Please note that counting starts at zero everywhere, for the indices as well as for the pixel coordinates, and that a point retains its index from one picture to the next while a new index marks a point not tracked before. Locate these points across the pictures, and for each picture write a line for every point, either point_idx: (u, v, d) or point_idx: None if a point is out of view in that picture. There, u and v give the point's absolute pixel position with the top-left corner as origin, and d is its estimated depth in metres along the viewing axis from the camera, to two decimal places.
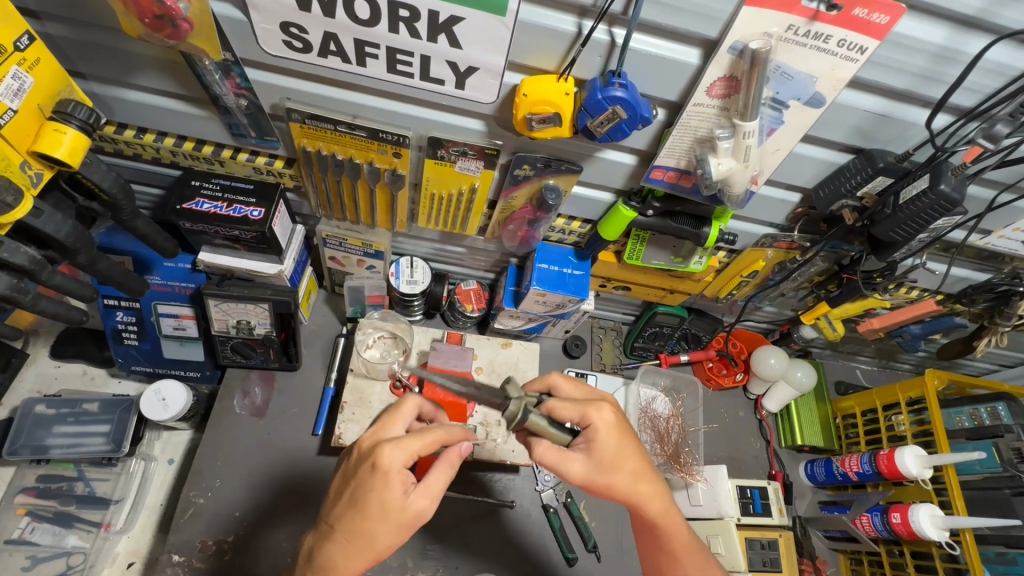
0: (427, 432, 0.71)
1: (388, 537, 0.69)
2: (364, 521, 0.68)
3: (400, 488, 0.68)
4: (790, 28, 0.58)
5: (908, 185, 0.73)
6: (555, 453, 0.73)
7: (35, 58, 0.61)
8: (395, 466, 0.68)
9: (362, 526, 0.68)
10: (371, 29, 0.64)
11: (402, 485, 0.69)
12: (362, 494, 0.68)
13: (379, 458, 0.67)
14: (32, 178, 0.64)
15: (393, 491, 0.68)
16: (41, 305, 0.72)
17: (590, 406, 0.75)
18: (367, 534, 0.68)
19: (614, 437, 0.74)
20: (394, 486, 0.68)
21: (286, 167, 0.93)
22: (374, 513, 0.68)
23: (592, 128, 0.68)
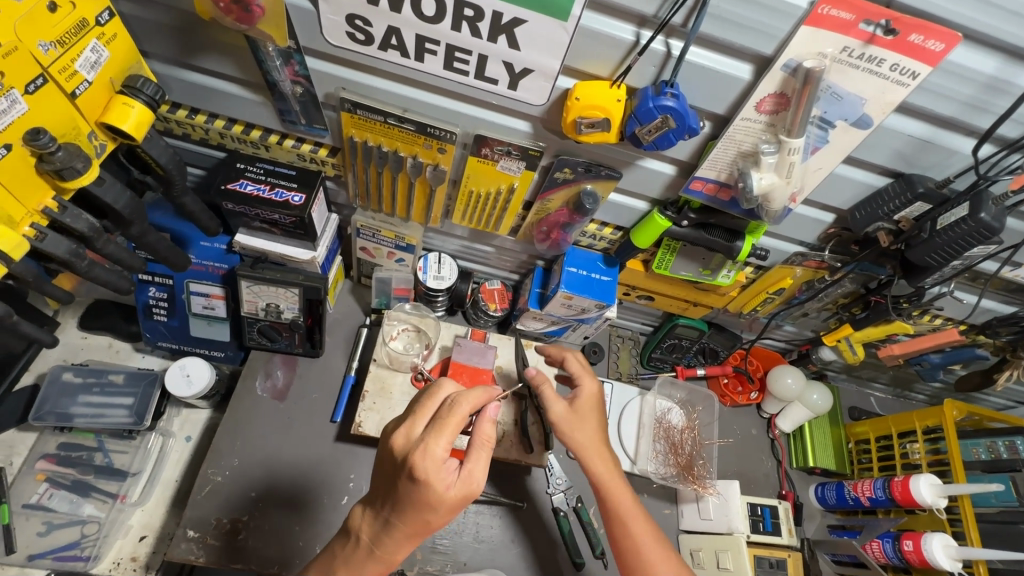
0: (458, 415, 0.73)
1: (442, 519, 0.75)
2: (420, 512, 0.74)
3: (448, 480, 0.72)
4: (845, 50, 0.60)
5: (946, 212, 0.75)
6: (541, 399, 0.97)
7: (113, 34, 0.63)
8: (439, 460, 0.71)
9: (418, 517, 0.74)
10: (434, 27, 0.67)
11: (449, 476, 0.72)
12: (413, 494, 0.72)
13: (427, 462, 0.70)
14: (97, 148, 0.66)
15: (444, 485, 0.72)
16: (93, 273, 0.74)
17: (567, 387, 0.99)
18: (426, 519, 0.74)
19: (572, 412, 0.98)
20: (443, 481, 0.72)
21: (330, 156, 0.95)
22: (426, 507, 0.73)
23: (640, 135, 0.70)
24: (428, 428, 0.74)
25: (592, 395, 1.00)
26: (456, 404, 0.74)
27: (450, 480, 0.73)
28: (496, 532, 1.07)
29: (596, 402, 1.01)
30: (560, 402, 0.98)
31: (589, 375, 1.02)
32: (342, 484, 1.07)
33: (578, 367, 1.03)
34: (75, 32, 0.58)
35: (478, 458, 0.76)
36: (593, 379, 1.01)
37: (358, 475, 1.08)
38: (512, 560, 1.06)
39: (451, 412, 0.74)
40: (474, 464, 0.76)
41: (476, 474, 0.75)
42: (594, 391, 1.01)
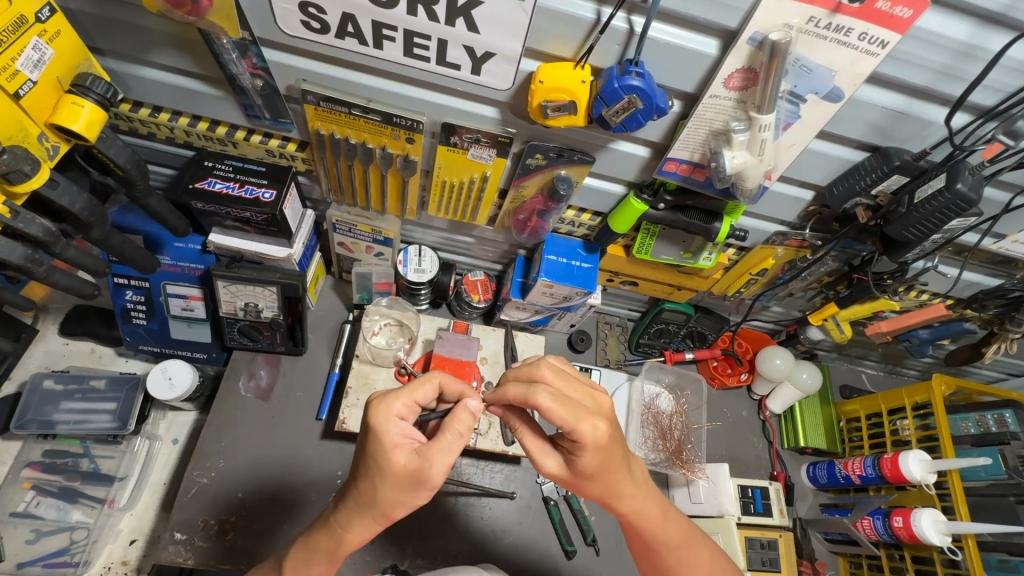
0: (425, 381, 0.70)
1: (390, 495, 0.64)
2: (368, 474, 0.64)
3: (398, 439, 0.64)
4: (811, 20, 0.58)
5: (924, 184, 0.73)
6: (537, 444, 0.74)
7: (56, 30, 0.61)
8: (393, 415, 0.65)
9: (367, 481, 0.64)
10: (389, 12, 0.64)
11: (401, 436, 0.64)
12: (363, 445, 0.65)
13: (379, 408, 0.65)
14: (49, 150, 0.65)
15: (390, 441, 0.63)
16: (55, 278, 0.72)
17: (581, 420, 0.66)
18: (373, 492, 0.64)
19: (599, 455, 0.68)
20: (390, 437, 0.63)
21: (299, 151, 0.93)
22: (373, 466, 0.64)
23: (607, 117, 0.68)
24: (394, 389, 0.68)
25: (593, 448, 0.67)
26: (428, 372, 0.72)
27: (401, 440, 0.64)
28: (486, 524, 1.07)
29: (602, 454, 0.68)
30: (553, 459, 0.73)
31: (588, 421, 0.66)
32: (329, 481, 1.06)
33: (563, 417, 0.66)
34: (13, 29, 0.56)
35: (447, 441, 0.65)
36: (595, 427, 0.66)
37: (345, 472, 1.07)
38: (503, 550, 1.05)
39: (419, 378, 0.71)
40: (440, 446, 0.64)
41: (437, 457, 0.63)
42: (598, 441, 0.66)
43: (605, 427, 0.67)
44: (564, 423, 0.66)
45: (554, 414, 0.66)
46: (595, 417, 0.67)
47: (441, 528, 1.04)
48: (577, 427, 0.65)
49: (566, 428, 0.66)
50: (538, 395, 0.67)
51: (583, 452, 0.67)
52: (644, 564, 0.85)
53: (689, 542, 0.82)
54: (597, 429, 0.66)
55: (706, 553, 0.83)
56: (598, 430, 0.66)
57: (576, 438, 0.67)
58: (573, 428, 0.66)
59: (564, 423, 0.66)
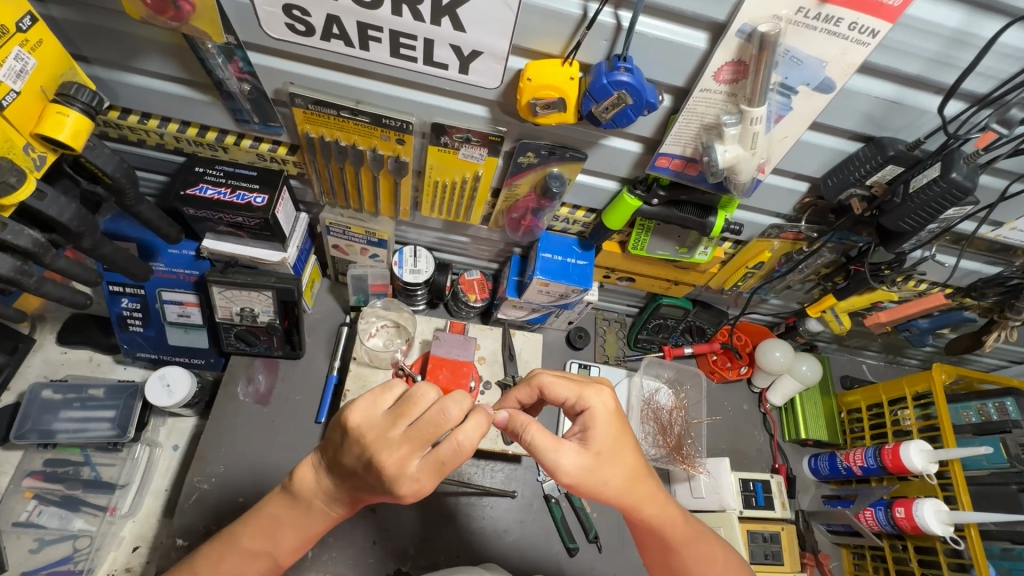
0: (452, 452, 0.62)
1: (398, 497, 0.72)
2: (414, 473, 0.62)
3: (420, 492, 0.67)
4: (800, 11, 0.57)
5: (919, 174, 0.72)
6: (551, 437, 0.70)
7: (38, 40, 0.61)
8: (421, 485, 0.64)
9: (413, 477, 0.63)
10: (374, 12, 0.64)
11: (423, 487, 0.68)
12: (419, 446, 0.62)
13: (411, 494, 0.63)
14: (35, 161, 0.64)
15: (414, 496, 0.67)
16: (46, 289, 0.72)
17: (588, 388, 0.74)
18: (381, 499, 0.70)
19: (613, 427, 0.73)
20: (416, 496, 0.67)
21: (289, 154, 0.92)
22: (429, 468, 0.63)
23: (597, 114, 0.68)
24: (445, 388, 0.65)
25: (604, 415, 0.73)
26: (445, 410, 0.62)
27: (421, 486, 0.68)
28: (488, 523, 1.07)
29: (615, 423, 0.73)
30: (570, 451, 0.70)
31: (592, 389, 0.74)
32: None
33: (569, 388, 0.75)
34: None
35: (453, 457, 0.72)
36: (600, 392, 0.74)
37: None
38: (505, 549, 1.05)
39: (436, 423, 0.62)
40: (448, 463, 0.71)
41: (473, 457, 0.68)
42: (607, 408, 0.73)
43: (610, 395, 0.75)
44: (570, 394, 0.75)
45: (560, 386, 0.75)
46: (598, 386, 0.75)
47: (442, 528, 1.04)
48: (583, 394, 0.74)
49: (574, 399, 0.74)
50: (541, 376, 0.77)
51: (595, 421, 0.72)
52: (659, 568, 0.83)
53: (704, 539, 0.82)
54: (603, 394, 0.74)
55: (720, 550, 0.82)
56: (604, 396, 0.74)
57: (584, 407, 0.74)
58: (580, 396, 0.74)
59: (572, 395, 0.74)
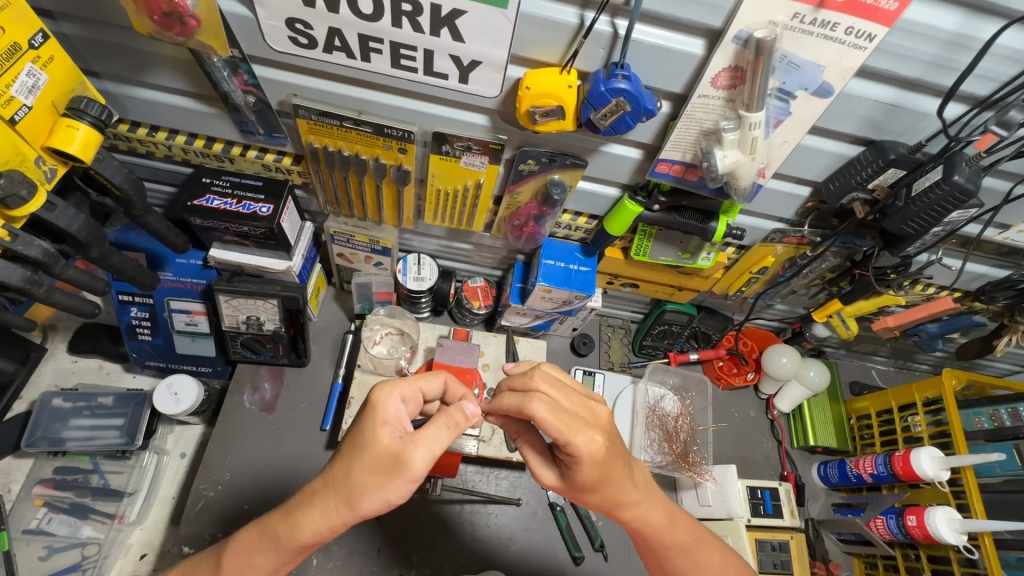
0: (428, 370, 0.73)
1: (367, 474, 0.63)
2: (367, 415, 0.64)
3: (392, 414, 0.65)
4: (796, 17, 0.58)
5: (921, 177, 0.72)
6: (538, 457, 0.76)
7: (49, 56, 0.62)
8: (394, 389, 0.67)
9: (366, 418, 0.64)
10: (374, 24, 0.65)
11: (396, 413, 0.65)
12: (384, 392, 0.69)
13: (383, 380, 0.67)
14: (46, 173, 0.66)
15: (384, 417, 0.64)
16: (56, 299, 0.73)
17: (577, 432, 0.65)
18: (348, 462, 0.63)
19: (599, 467, 0.67)
20: (386, 411, 0.64)
21: (294, 164, 0.94)
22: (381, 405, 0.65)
23: (596, 121, 0.68)
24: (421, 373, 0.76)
25: (591, 460, 0.66)
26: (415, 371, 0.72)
27: (393, 417, 0.65)
28: (492, 532, 1.06)
29: (599, 467, 0.67)
30: (552, 471, 0.75)
31: (582, 434, 0.65)
32: None
33: (558, 429, 0.65)
34: (6, 57, 0.58)
35: (437, 428, 0.65)
36: (591, 440, 0.65)
37: None
38: (510, 558, 1.05)
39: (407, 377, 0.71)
40: (431, 428, 0.65)
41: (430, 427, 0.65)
42: (593, 454, 0.65)
43: (601, 440, 0.66)
44: (557, 431, 0.65)
45: (550, 423, 0.65)
46: (590, 430, 0.66)
47: (447, 535, 1.04)
48: (572, 441, 0.65)
49: (562, 441, 0.65)
50: (533, 406, 0.66)
51: (580, 465, 0.67)
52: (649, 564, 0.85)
53: (698, 548, 0.80)
54: (593, 440, 0.65)
55: (716, 552, 0.82)
56: (595, 439, 0.65)
57: (571, 450, 0.66)
58: (567, 440, 0.65)
59: (561, 435, 0.65)
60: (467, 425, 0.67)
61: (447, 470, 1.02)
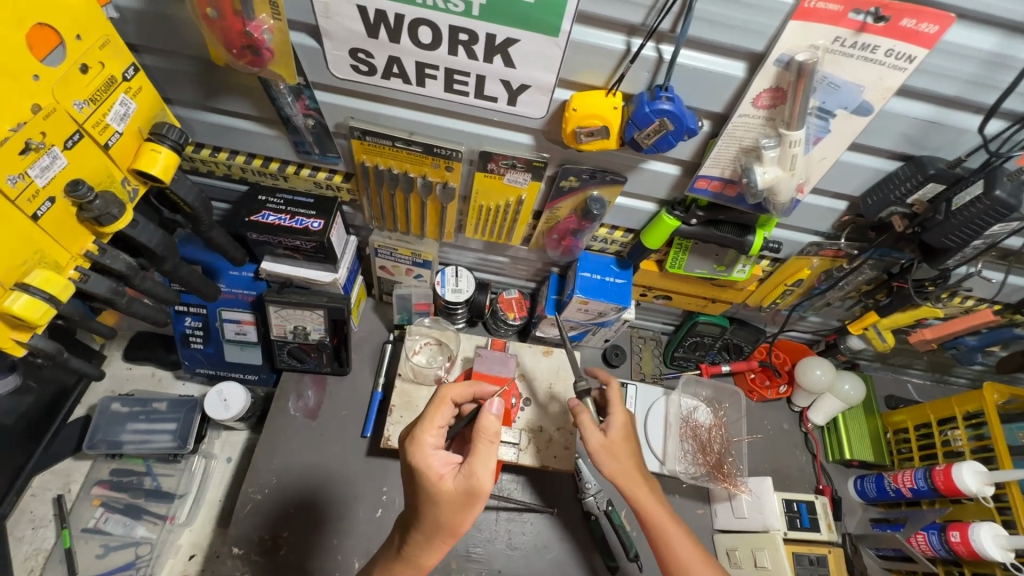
0: (442, 406, 0.78)
1: (450, 517, 0.73)
2: (427, 504, 0.74)
3: (441, 470, 0.74)
4: (837, 40, 0.60)
5: (961, 191, 0.73)
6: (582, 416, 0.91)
7: (138, 87, 0.68)
8: (430, 449, 0.75)
9: (428, 512, 0.74)
10: (431, 53, 0.69)
11: (443, 466, 0.75)
12: (412, 476, 0.76)
13: (415, 450, 0.75)
14: (130, 193, 0.71)
15: (435, 474, 0.74)
16: (132, 308, 0.79)
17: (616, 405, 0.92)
18: (434, 519, 0.74)
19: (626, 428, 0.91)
20: (434, 470, 0.74)
21: (344, 182, 0.99)
22: (427, 496, 0.74)
23: (640, 140, 0.71)
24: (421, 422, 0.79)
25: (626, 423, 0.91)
26: (423, 438, 0.76)
27: (444, 470, 0.75)
28: (529, 539, 1.08)
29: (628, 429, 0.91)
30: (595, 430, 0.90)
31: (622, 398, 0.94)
32: (375, 497, 1.10)
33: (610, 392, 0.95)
34: (103, 89, 0.63)
35: (481, 452, 0.73)
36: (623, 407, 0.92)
37: (390, 487, 1.11)
38: (546, 566, 1.06)
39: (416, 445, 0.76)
40: (476, 458, 0.73)
41: (479, 468, 0.72)
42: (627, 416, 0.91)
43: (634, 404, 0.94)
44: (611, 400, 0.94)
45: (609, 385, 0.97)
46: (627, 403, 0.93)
47: (486, 540, 1.07)
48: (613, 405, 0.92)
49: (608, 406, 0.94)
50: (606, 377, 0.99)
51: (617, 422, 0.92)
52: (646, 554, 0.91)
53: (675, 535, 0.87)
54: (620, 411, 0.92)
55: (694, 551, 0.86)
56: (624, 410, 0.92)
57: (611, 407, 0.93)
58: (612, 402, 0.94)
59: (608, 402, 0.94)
60: (502, 427, 0.74)
61: None
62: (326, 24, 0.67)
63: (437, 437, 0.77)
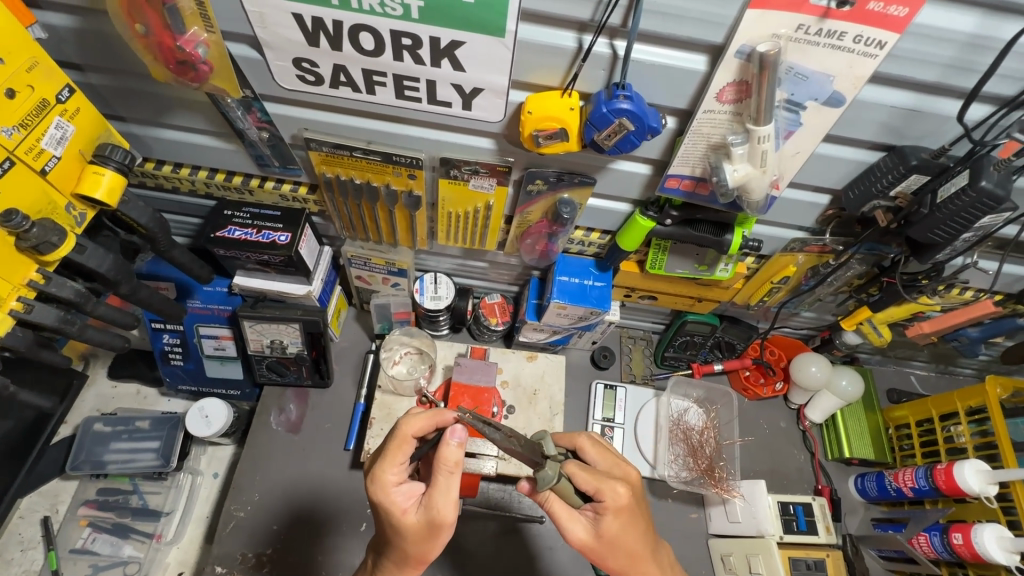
0: (403, 442, 0.73)
1: (417, 546, 0.73)
2: (395, 536, 0.73)
3: (404, 504, 0.72)
4: (800, 28, 0.56)
5: (946, 182, 0.69)
6: (561, 509, 0.73)
7: (76, 109, 0.66)
8: (391, 486, 0.72)
9: (395, 542, 0.74)
10: (376, 59, 0.66)
11: (406, 500, 0.72)
12: (378, 511, 0.74)
13: (375, 487, 0.72)
14: (76, 218, 0.70)
15: (398, 509, 0.72)
16: (89, 334, 0.77)
17: (604, 481, 0.72)
18: (402, 547, 0.74)
19: (621, 516, 0.72)
20: (397, 505, 0.72)
21: (310, 193, 0.96)
22: (394, 529, 0.72)
23: (600, 141, 0.68)
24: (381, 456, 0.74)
25: (616, 510, 0.72)
26: (382, 475, 0.72)
27: (408, 503, 0.72)
28: (516, 551, 1.06)
29: (623, 518, 0.72)
30: (579, 524, 0.73)
31: (609, 484, 0.72)
32: (359, 511, 1.09)
33: (586, 480, 0.72)
34: (35, 113, 0.62)
35: (440, 484, 0.69)
36: (616, 486, 0.72)
37: None
38: None
39: (377, 483, 0.72)
40: (435, 490, 0.69)
41: (438, 501, 0.69)
42: (619, 501, 0.72)
43: (625, 491, 0.72)
44: (588, 487, 0.72)
45: (590, 452, 0.82)
46: (615, 479, 0.73)
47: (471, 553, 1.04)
48: (600, 488, 0.72)
49: (591, 490, 0.73)
50: (581, 439, 0.83)
51: (607, 512, 0.72)
52: None
53: None
54: (615, 489, 0.72)
55: None
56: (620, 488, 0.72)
57: (599, 494, 0.72)
58: (596, 490, 0.72)
59: (591, 487, 0.72)
60: (463, 458, 0.69)
61: (468, 491, 0.98)
62: (264, 34, 0.64)
63: (399, 472, 0.73)
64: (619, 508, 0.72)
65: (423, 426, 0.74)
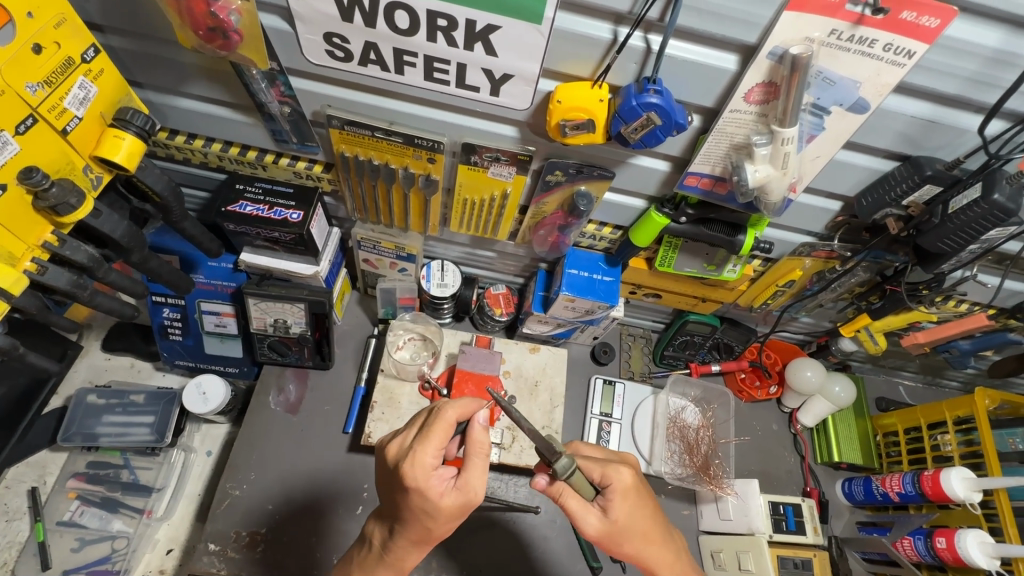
0: (443, 425, 0.71)
1: (444, 526, 0.73)
2: (420, 518, 0.72)
3: (441, 487, 0.70)
4: (833, 33, 0.57)
5: (959, 193, 0.71)
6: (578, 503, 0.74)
7: (100, 69, 0.65)
8: (429, 469, 0.70)
9: (419, 523, 0.72)
10: (409, 39, 0.66)
11: (442, 483, 0.71)
12: (410, 498, 0.71)
13: (416, 470, 0.69)
14: (92, 181, 0.68)
15: (433, 493, 0.70)
16: (98, 301, 0.76)
17: (608, 466, 0.77)
18: (428, 529, 0.73)
19: (630, 498, 0.76)
20: (434, 489, 0.70)
21: (324, 172, 0.95)
22: (425, 512, 0.71)
23: (626, 134, 0.68)
24: (417, 438, 0.72)
25: (624, 492, 0.76)
26: (422, 459, 0.70)
27: (443, 487, 0.71)
28: (512, 539, 1.06)
29: (630, 499, 0.76)
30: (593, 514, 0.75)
31: (614, 468, 0.77)
32: (355, 494, 1.08)
33: (593, 466, 0.78)
34: (59, 71, 0.60)
35: (476, 464, 0.71)
36: (621, 469, 0.76)
37: (372, 485, 1.09)
38: (528, 565, 1.05)
39: (419, 468, 0.69)
40: (472, 470, 0.71)
41: (473, 481, 0.71)
42: (627, 484, 0.76)
43: (630, 472, 0.77)
44: (593, 475, 0.77)
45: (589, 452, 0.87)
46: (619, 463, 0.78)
47: (467, 541, 1.04)
48: (605, 472, 0.77)
49: (598, 477, 0.77)
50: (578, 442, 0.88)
51: (616, 496, 0.75)
52: None
53: None
54: (621, 471, 0.76)
55: None
56: (625, 470, 0.77)
57: (606, 481, 0.77)
58: (602, 475, 0.77)
59: (597, 473, 0.77)
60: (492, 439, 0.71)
61: None
62: (297, 6, 0.64)
63: (437, 455, 0.71)
64: (625, 490, 0.76)
65: (463, 410, 0.73)
